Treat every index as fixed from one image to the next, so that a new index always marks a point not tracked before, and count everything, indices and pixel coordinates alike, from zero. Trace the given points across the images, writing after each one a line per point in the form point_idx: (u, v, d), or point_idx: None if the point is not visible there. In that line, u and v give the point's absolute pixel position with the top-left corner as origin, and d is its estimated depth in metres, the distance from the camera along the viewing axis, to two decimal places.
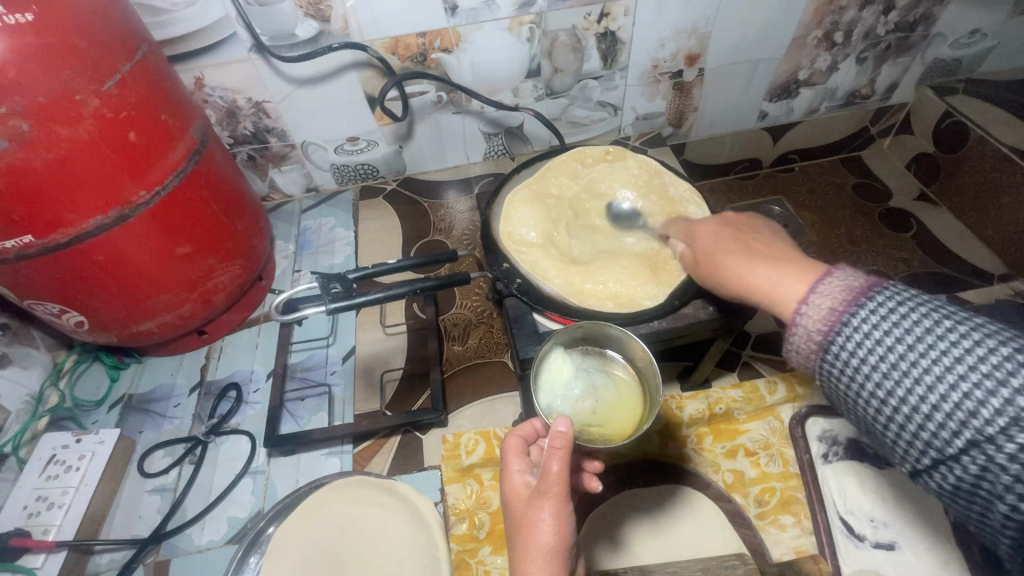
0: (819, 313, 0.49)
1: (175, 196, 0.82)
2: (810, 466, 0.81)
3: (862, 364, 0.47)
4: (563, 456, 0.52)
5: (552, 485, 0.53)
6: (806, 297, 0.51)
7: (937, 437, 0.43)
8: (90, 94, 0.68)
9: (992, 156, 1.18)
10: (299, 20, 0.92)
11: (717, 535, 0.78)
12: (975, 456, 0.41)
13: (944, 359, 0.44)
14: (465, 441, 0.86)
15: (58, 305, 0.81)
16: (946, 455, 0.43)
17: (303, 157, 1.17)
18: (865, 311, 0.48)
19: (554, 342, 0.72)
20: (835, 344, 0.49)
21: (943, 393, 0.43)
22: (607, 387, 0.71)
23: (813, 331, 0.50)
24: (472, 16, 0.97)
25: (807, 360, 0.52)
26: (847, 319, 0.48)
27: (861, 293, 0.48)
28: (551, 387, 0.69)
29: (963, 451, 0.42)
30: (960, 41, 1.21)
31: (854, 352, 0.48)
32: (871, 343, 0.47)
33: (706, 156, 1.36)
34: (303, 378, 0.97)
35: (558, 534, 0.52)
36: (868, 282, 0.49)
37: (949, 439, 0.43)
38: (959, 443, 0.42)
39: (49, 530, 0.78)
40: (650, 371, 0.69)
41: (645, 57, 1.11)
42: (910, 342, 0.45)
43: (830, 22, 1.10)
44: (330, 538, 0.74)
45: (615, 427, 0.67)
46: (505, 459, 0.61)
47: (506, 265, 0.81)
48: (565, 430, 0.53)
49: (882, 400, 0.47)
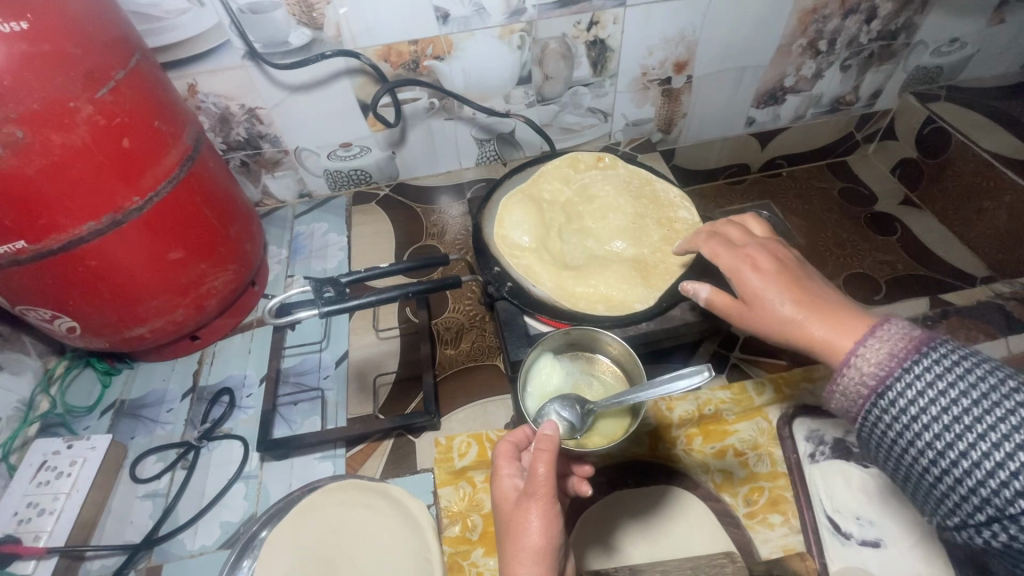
0: (867, 366, 0.50)
1: (168, 202, 0.83)
2: (798, 465, 0.82)
3: (923, 416, 0.48)
4: (550, 458, 0.54)
5: (540, 486, 0.54)
6: (862, 341, 0.52)
7: (995, 495, 0.44)
8: (84, 101, 0.69)
9: (974, 161, 1.21)
10: (293, 28, 0.93)
11: (708, 535, 0.79)
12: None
13: (993, 411, 0.45)
14: (458, 444, 0.87)
15: (50, 310, 0.81)
16: (1004, 514, 0.44)
17: (296, 163, 1.18)
18: (923, 365, 0.48)
19: (543, 349, 0.73)
20: (891, 392, 0.49)
21: (1007, 452, 0.44)
22: (595, 389, 0.72)
23: (865, 377, 0.51)
24: (463, 24, 0.98)
25: (854, 404, 0.52)
26: (903, 369, 0.49)
27: (919, 346, 0.49)
28: (542, 393, 0.71)
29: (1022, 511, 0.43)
30: (941, 49, 1.24)
31: (912, 404, 0.48)
32: (927, 397, 0.48)
33: (695, 161, 1.39)
34: (296, 382, 0.97)
35: (546, 535, 0.53)
36: (921, 336, 0.50)
37: (1009, 498, 0.44)
38: (1017, 501, 0.43)
39: (40, 536, 0.78)
40: (635, 370, 0.70)
41: (634, 64, 1.12)
42: (971, 400, 0.46)
43: (814, 30, 1.13)
44: (322, 541, 0.75)
45: (604, 431, 0.68)
46: (495, 463, 0.62)
47: (497, 269, 0.82)
48: (551, 433, 0.55)
49: (932, 450, 0.48)
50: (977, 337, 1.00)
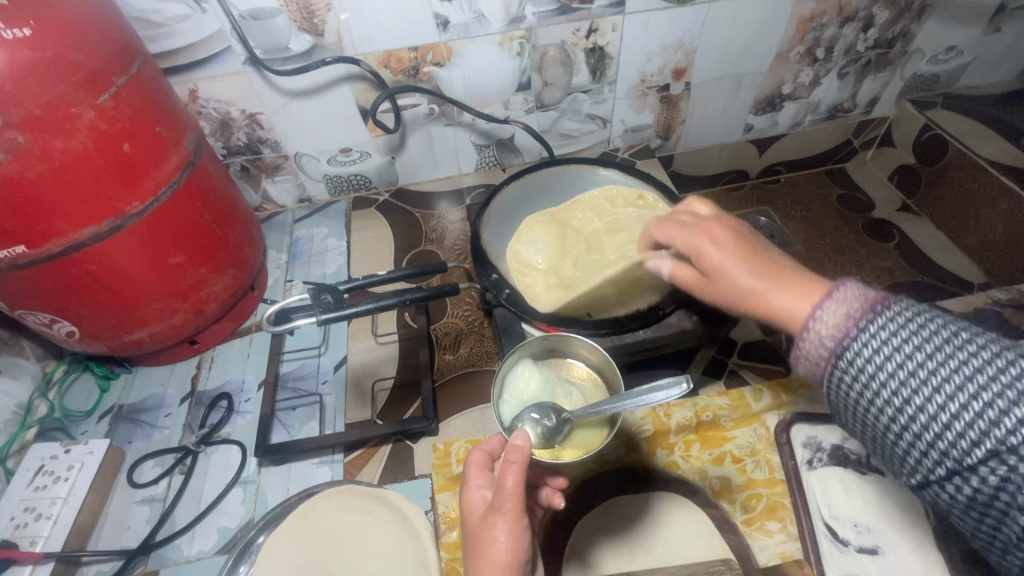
0: (827, 327, 0.47)
1: (168, 208, 0.83)
2: (796, 472, 0.82)
3: (880, 374, 0.45)
4: (519, 471, 0.54)
5: (507, 500, 0.54)
6: (820, 304, 0.48)
7: (954, 447, 0.41)
8: (86, 106, 0.69)
9: (971, 168, 1.22)
10: (294, 34, 0.94)
11: (706, 542, 0.79)
12: (994, 467, 0.39)
13: (949, 361, 0.42)
14: (455, 450, 0.85)
15: (49, 314, 0.81)
16: (964, 466, 0.41)
17: (296, 168, 1.18)
18: (880, 320, 0.45)
19: (522, 355, 0.74)
20: (850, 353, 0.46)
21: (963, 401, 0.41)
22: (573, 396, 0.72)
23: (826, 339, 0.47)
24: (463, 31, 0.99)
25: (817, 368, 0.49)
26: (860, 327, 0.46)
27: (874, 305, 0.46)
28: (520, 399, 0.71)
29: (983, 461, 0.40)
30: (938, 57, 1.25)
31: (870, 360, 0.45)
32: (885, 354, 0.44)
33: (694, 167, 1.39)
34: (294, 387, 0.97)
35: (512, 551, 0.53)
36: (880, 293, 0.47)
37: (968, 449, 0.41)
38: (980, 453, 0.40)
39: (37, 542, 0.78)
40: (613, 378, 0.70)
41: (633, 70, 1.13)
42: (927, 352, 0.43)
43: (812, 38, 1.13)
44: (318, 547, 0.74)
45: (580, 441, 0.68)
46: (466, 473, 0.62)
47: (496, 276, 0.83)
48: (522, 444, 0.55)
49: (891, 408, 0.44)
50: None
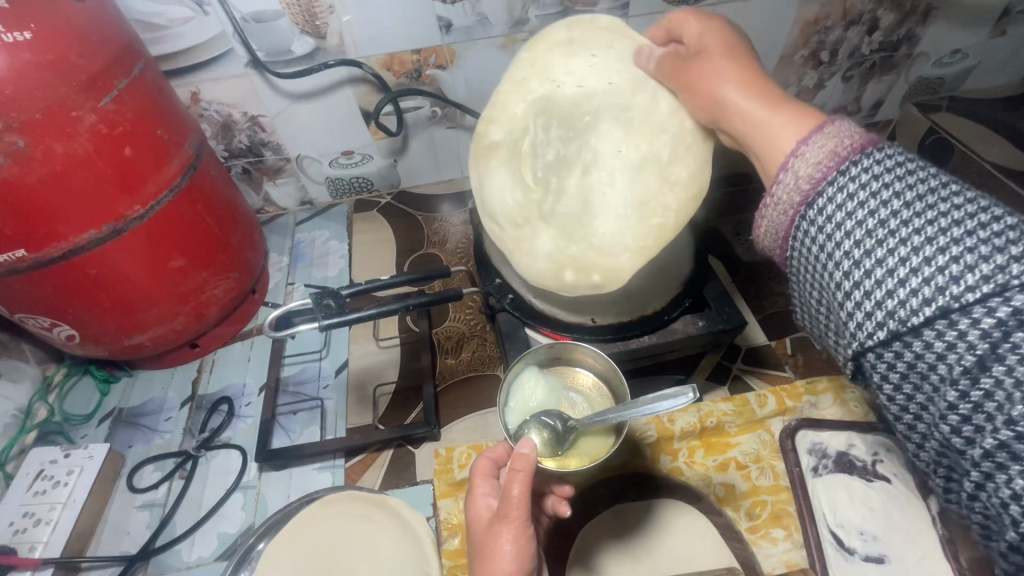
0: (804, 164, 0.46)
1: (169, 211, 0.82)
2: (801, 479, 0.79)
3: (846, 221, 0.43)
4: (525, 479, 0.53)
5: (512, 509, 0.53)
6: (807, 141, 0.47)
7: (901, 303, 0.39)
8: (88, 110, 0.69)
9: (977, 171, 1.19)
10: (296, 37, 0.94)
11: (711, 550, 0.77)
12: (939, 326, 0.37)
13: (925, 212, 0.40)
14: (458, 455, 0.84)
15: (49, 318, 0.81)
16: (906, 327, 0.39)
17: (298, 171, 1.18)
18: (861, 166, 0.43)
19: (528, 363, 0.73)
20: (821, 198, 0.45)
21: (925, 255, 0.39)
22: (579, 406, 0.71)
23: (801, 180, 0.46)
24: (466, 34, 0.98)
25: (788, 217, 0.48)
26: (840, 170, 0.44)
27: (860, 151, 0.44)
28: (525, 407, 0.71)
29: (928, 321, 0.38)
30: (942, 61, 1.24)
31: (840, 206, 0.44)
32: (858, 201, 0.43)
33: None
34: (295, 391, 0.97)
35: (519, 559, 0.53)
36: (875, 140, 0.45)
37: (917, 307, 0.38)
38: (926, 311, 0.38)
39: (36, 547, 0.77)
40: (620, 388, 0.69)
41: None
42: (904, 202, 0.41)
43: (816, 41, 1.13)
44: (319, 554, 0.73)
45: (586, 450, 0.67)
46: (471, 480, 0.62)
47: (499, 280, 0.82)
48: (527, 452, 0.53)
49: (848, 261, 0.43)
50: None
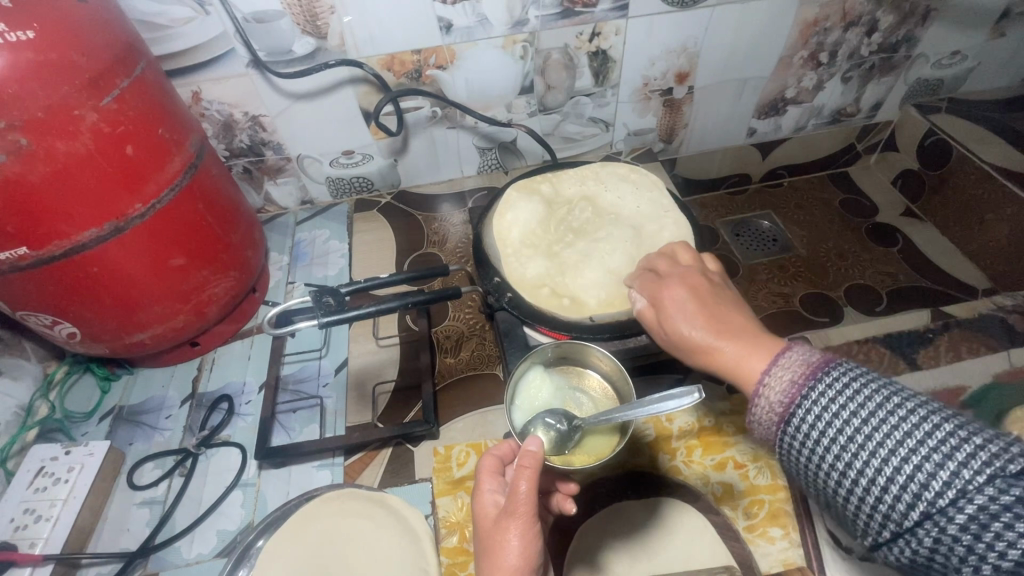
0: (777, 390, 0.50)
1: (170, 210, 0.83)
2: (799, 478, 0.82)
3: (823, 438, 0.48)
4: (532, 476, 0.53)
5: (519, 505, 0.53)
6: (768, 369, 0.51)
7: (894, 509, 0.44)
8: (90, 109, 0.69)
9: (974, 174, 1.22)
10: (297, 37, 0.94)
11: (708, 549, 0.77)
12: (929, 529, 0.42)
13: (883, 426, 0.45)
14: (457, 453, 0.87)
15: (51, 316, 0.81)
16: (903, 528, 0.44)
17: (299, 170, 1.18)
18: (822, 386, 0.48)
19: (533, 362, 0.73)
20: (795, 417, 0.49)
21: (896, 466, 0.44)
22: (585, 406, 0.71)
23: (774, 403, 0.50)
24: (466, 34, 0.99)
25: (768, 431, 0.52)
26: (807, 390, 0.49)
27: (813, 372, 0.49)
28: (530, 407, 0.70)
29: (918, 523, 0.43)
30: (942, 62, 1.24)
31: (815, 427, 0.48)
32: (828, 418, 0.47)
33: (696, 171, 1.39)
34: (295, 390, 0.97)
35: (524, 555, 0.53)
36: (823, 357, 0.50)
37: (904, 512, 0.43)
38: (914, 515, 0.43)
39: (36, 543, 0.78)
40: (625, 388, 0.70)
41: (636, 74, 1.13)
42: (864, 416, 0.46)
43: (816, 42, 1.13)
44: (317, 552, 0.74)
45: (592, 448, 0.67)
46: (477, 478, 0.62)
47: (497, 279, 0.83)
48: (534, 449, 0.54)
49: (835, 472, 0.48)
50: (978, 350, 1.01)
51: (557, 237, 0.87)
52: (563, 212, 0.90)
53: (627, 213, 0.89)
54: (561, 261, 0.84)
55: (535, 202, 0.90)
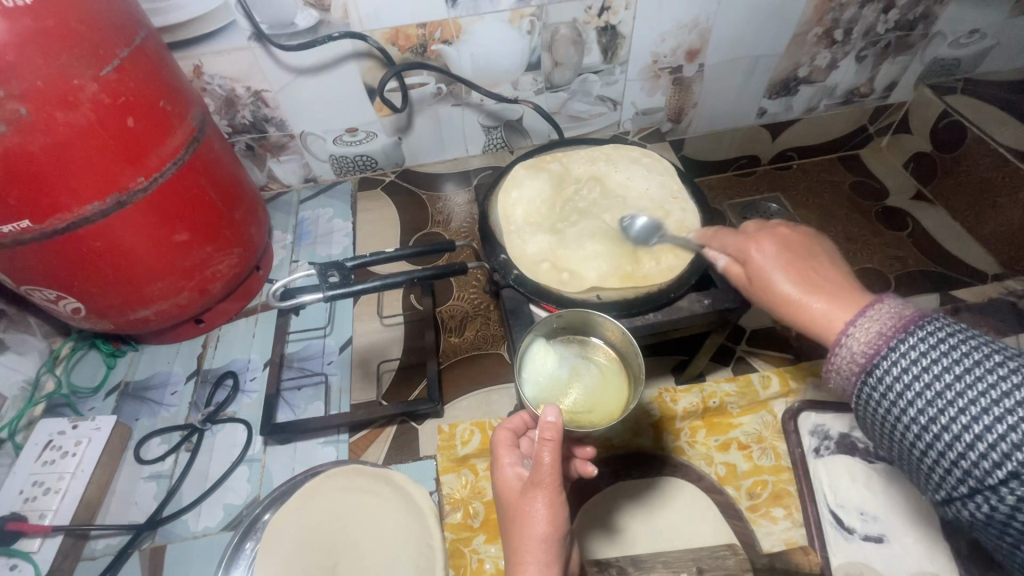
0: (857, 346, 0.48)
1: (171, 184, 0.82)
2: (801, 459, 0.81)
3: (908, 393, 0.45)
4: (554, 448, 0.51)
5: (545, 475, 0.52)
6: (854, 319, 0.49)
7: (974, 465, 0.42)
8: (88, 79, 0.68)
9: (991, 157, 1.20)
10: (299, 9, 0.92)
11: (710, 527, 0.79)
12: (1015, 487, 0.40)
13: (977, 385, 0.43)
14: (460, 431, 0.85)
15: (55, 291, 0.81)
16: (986, 486, 0.42)
17: (302, 147, 1.17)
18: (911, 341, 0.46)
19: (536, 334, 0.70)
20: (879, 369, 0.47)
21: (987, 422, 0.42)
22: (592, 372, 0.69)
23: (855, 354, 0.48)
24: (472, 8, 0.96)
25: (846, 382, 0.50)
26: (892, 348, 0.46)
27: (907, 324, 0.46)
28: (536, 378, 0.67)
29: (1003, 481, 0.40)
30: (959, 41, 1.21)
31: (899, 379, 0.46)
32: (914, 371, 0.45)
33: (705, 152, 1.37)
34: (300, 367, 0.97)
35: (552, 524, 0.53)
36: (915, 314, 0.47)
37: (989, 469, 0.41)
38: (1000, 474, 0.40)
39: (46, 515, 0.79)
40: (633, 354, 0.68)
41: (646, 51, 1.11)
42: (955, 373, 0.44)
43: (830, 19, 1.10)
44: (324, 527, 0.75)
45: (602, 411, 0.65)
46: (495, 452, 0.61)
47: (504, 256, 0.81)
48: (554, 420, 0.52)
49: (917, 424, 0.45)
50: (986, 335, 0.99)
51: (564, 216, 0.86)
52: (571, 191, 0.89)
53: (635, 193, 0.88)
54: (567, 239, 0.83)
55: (542, 180, 0.89)
